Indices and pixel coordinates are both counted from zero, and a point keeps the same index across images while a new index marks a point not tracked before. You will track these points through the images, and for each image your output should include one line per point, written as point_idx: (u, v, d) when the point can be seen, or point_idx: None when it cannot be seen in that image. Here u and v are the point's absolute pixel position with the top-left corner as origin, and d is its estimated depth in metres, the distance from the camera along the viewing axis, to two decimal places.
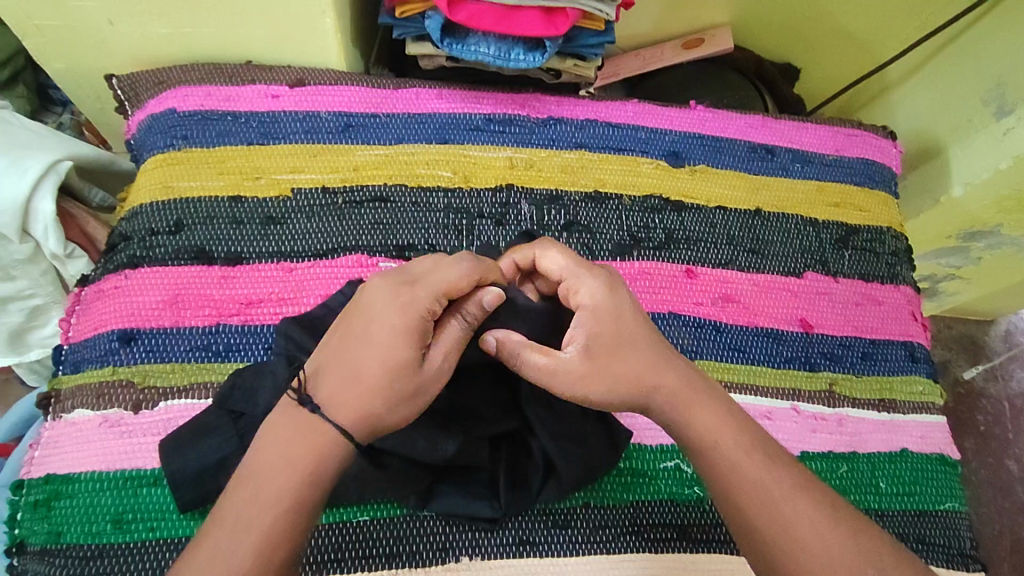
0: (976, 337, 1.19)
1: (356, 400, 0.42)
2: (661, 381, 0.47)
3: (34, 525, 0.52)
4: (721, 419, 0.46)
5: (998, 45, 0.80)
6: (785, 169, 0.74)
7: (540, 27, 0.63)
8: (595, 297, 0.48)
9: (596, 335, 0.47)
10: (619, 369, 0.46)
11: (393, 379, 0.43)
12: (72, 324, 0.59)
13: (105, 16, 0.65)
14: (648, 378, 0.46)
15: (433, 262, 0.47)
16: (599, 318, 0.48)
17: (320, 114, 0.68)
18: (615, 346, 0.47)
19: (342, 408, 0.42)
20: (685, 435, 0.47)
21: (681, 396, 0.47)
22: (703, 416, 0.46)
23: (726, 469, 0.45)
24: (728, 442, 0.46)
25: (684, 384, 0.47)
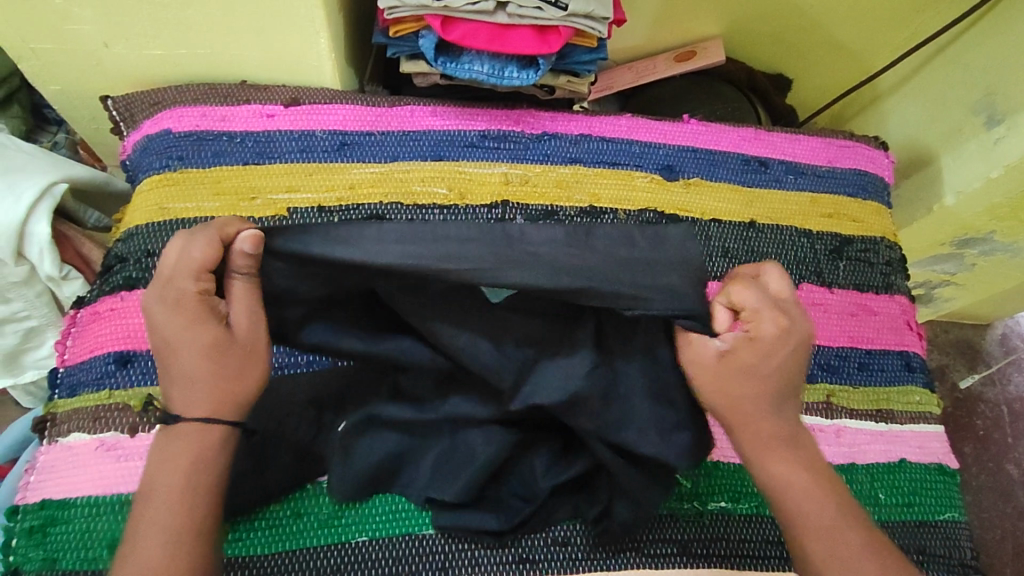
0: (973, 341, 1.19)
1: (207, 387, 0.45)
2: (756, 429, 0.47)
3: (29, 551, 0.51)
4: (798, 469, 0.47)
5: (988, 54, 0.81)
6: (777, 181, 0.74)
7: (532, 45, 0.64)
8: (766, 330, 0.46)
9: (737, 357, 0.46)
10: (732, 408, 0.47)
11: (224, 360, 0.45)
12: (68, 346, 0.59)
13: (100, 39, 0.65)
14: (759, 424, 0.47)
15: (173, 251, 0.46)
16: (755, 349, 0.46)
17: (315, 132, 0.68)
18: (748, 376, 0.46)
19: (200, 402, 0.45)
20: (762, 480, 0.47)
21: (766, 447, 0.47)
22: (784, 466, 0.46)
23: (795, 516, 0.46)
24: (806, 492, 0.46)
25: (777, 434, 0.47)
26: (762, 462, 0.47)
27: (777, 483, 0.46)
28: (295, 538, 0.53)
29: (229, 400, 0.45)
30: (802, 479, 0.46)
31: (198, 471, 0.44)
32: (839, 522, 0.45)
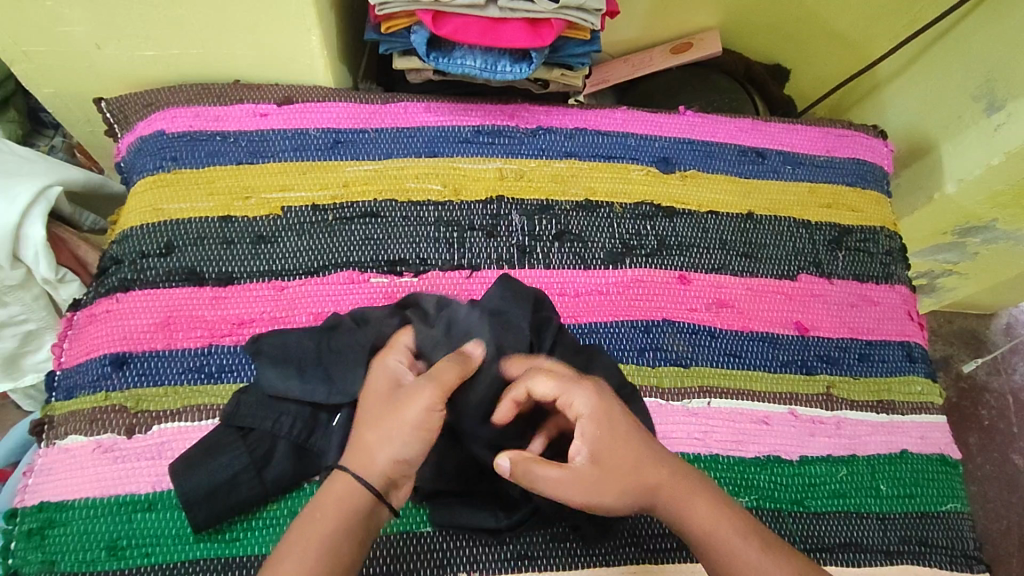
0: (977, 331, 1.19)
1: (365, 444, 0.43)
2: (661, 481, 0.45)
3: (28, 553, 0.51)
4: (716, 507, 0.45)
5: (988, 40, 0.80)
6: (775, 171, 0.74)
7: (524, 38, 0.63)
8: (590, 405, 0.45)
9: (598, 451, 0.44)
10: (613, 481, 0.44)
11: (384, 420, 0.44)
12: (65, 349, 0.59)
13: (92, 40, 0.65)
14: (650, 480, 0.45)
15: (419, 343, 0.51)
16: (600, 426, 0.45)
17: (308, 130, 0.68)
18: (620, 450, 0.45)
19: (357, 453, 0.43)
20: (685, 528, 0.45)
21: (679, 492, 0.45)
22: (697, 511, 0.45)
23: (726, 561, 0.43)
24: (729, 530, 0.44)
25: (682, 475, 0.46)
26: (676, 510, 0.45)
27: (697, 533, 0.45)
28: None
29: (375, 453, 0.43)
30: (720, 526, 0.44)
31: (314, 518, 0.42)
32: (765, 558, 0.43)
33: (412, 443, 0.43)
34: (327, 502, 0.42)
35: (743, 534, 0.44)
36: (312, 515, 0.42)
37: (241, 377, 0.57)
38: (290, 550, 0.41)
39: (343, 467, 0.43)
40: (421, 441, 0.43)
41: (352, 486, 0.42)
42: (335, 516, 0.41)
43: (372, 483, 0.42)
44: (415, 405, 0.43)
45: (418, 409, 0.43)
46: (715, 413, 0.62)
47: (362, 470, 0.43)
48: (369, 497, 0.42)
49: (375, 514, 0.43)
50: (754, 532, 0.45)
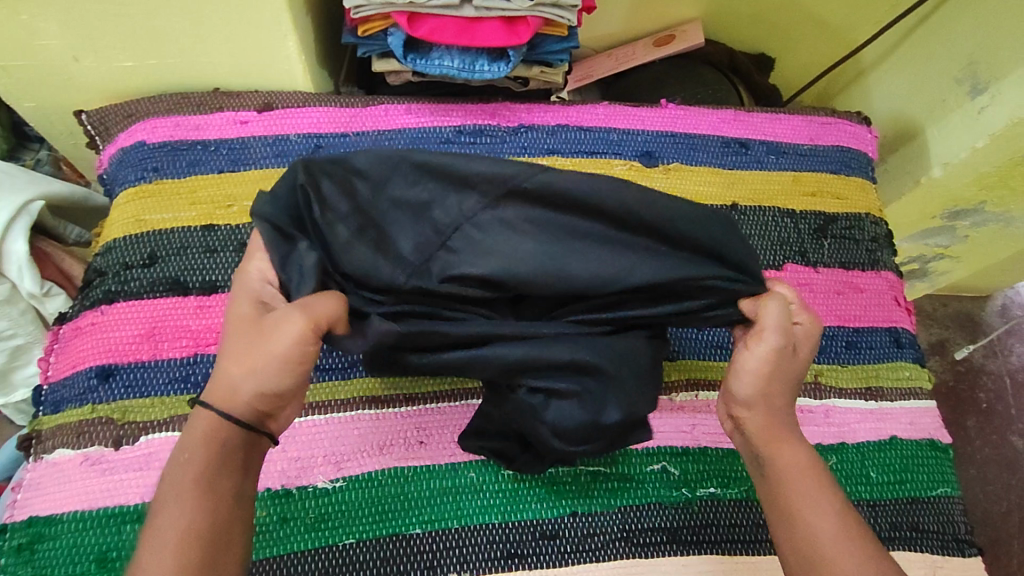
0: (972, 313, 1.19)
1: (229, 379, 0.43)
2: (776, 418, 0.48)
3: (18, 569, 0.51)
4: (801, 459, 0.47)
5: (969, 23, 0.80)
6: (759, 162, 0.74)
7: (501, 37, 0.63)
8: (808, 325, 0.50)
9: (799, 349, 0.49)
10: (778, 384, 0.48)
11: (252, 358, 0.42)
12: (51, 363, 0.59)
13: (69, 53, 0.65)
14: (775, 409, 0.49)
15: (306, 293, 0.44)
16: (808, 337, 0.50)
17: (289, 136, 0.68)
18: (795, 368, 0.49)
19: (221, 386, 0.43)
20: (767, 461, 0.48)
21: (776, 435, 0.48)
22: (795, 455, 0.47)
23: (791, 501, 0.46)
24: (805, 483, 0.46)
25: (786, 426, 0.49)
26: (769, 447, 0.48)
27: (780, 470, 0.47)
28: (282, 543, 0.53)
29: (240, 387, 0.42)
30: (802, 473, 0.47)
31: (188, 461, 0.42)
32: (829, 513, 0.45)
33: (278, 375, 0.42)
34: (193, 444, 0.42)
35: (818, 487, 0.46)
36: (180, 462, 0.42)
37: None
38: (165, 503, 0.41)
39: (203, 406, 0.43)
40: (286, 373, 0.43)
41: (215, 424, 0.43)
42: (203, 457, 0.42)
43: (240, 417, 0.43)
44: (284, 340, 0.42)
45: (285, 346, 0.42)
46: (705, 407, 0.62)
47: (221, 404, 0.43)
48: (239, 431, 0.43)
49: (252, 445, 0.44)
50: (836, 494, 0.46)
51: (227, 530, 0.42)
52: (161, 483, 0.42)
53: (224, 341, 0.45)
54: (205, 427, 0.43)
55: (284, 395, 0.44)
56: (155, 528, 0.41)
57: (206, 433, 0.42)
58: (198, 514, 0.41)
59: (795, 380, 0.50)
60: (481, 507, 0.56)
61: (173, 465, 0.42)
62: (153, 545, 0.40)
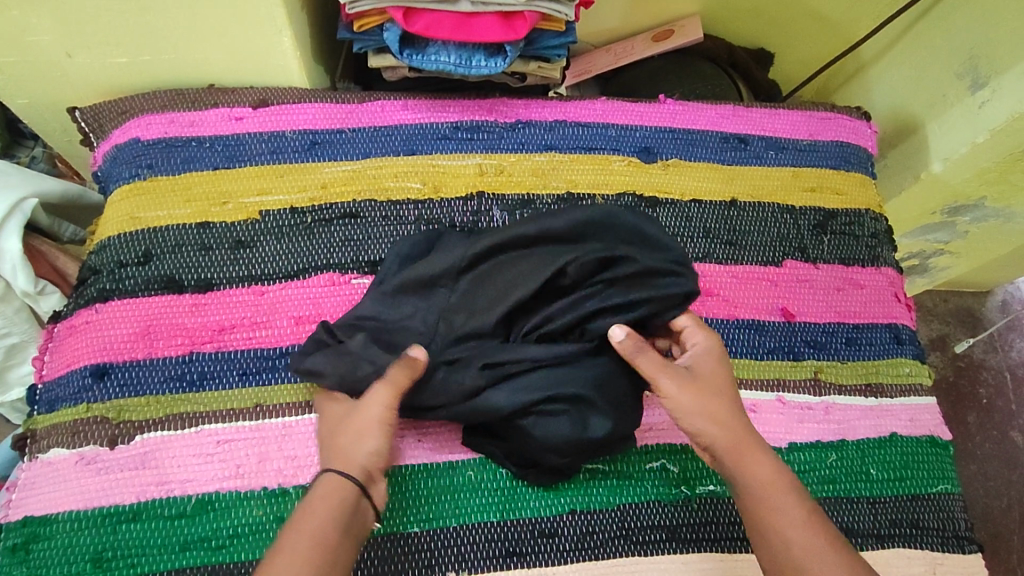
0: (972, 309, 1.18)
1: (342, 451, 0.51)
2: (731, 439, 0.51)
3: (12, 569, 0.51)
4: (771, 469, 0.50)
5: (968, 17, 0.79)
6: (758, 157, 0.73)
7: (498, 32, 0.63)
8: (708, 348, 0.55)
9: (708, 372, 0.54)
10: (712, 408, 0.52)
11: (357, 429, 0.51)
12: (46, 362, 0.59)
13: (62, 49, 0.64)
14: (722, 433, 0.51)
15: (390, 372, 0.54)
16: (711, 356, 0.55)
17: (285, 133, 0.67)
18: (717, 389, 0.53)
19: (336, 457, 0.50)
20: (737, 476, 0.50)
21: (741, 450, 0.51)
22: (761, 468, 0.50)
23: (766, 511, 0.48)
24: (777, 491, 0.49)
25: (749, 440, 0.51)
26: (738, 461, 0.50)
27: (753, 483, 0.50)
28: None
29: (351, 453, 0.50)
30: (773, 482, 0.49)
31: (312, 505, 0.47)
32: (802, 520, 0.48)
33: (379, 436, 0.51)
34: (317, 494, 0.48)
35: (791, 496, 0.49)
36: (308, 506, 0.47)
37: (274, 374, 0.58)
38: (281, 549, 0.44)
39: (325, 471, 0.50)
40: (386, 434, 0.51)
41: (337, 482, 0.49)
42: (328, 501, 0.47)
43: (351, 477, 0.49)
44: (378, 406, 0.51)
45: (381, 410, 0.51)
46: None
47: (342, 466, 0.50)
48: (351, 492, 0.48)
49: (359, 510, 0.48)
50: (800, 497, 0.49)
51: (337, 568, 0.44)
52: (282, 533, 0.46)
53: (333, 428, 0.53)
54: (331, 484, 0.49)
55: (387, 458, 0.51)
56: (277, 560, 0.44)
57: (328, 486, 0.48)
58: (308, 560, 0.44)
59: (729, 400, 0.53)
60: (479, 506, 0.55)
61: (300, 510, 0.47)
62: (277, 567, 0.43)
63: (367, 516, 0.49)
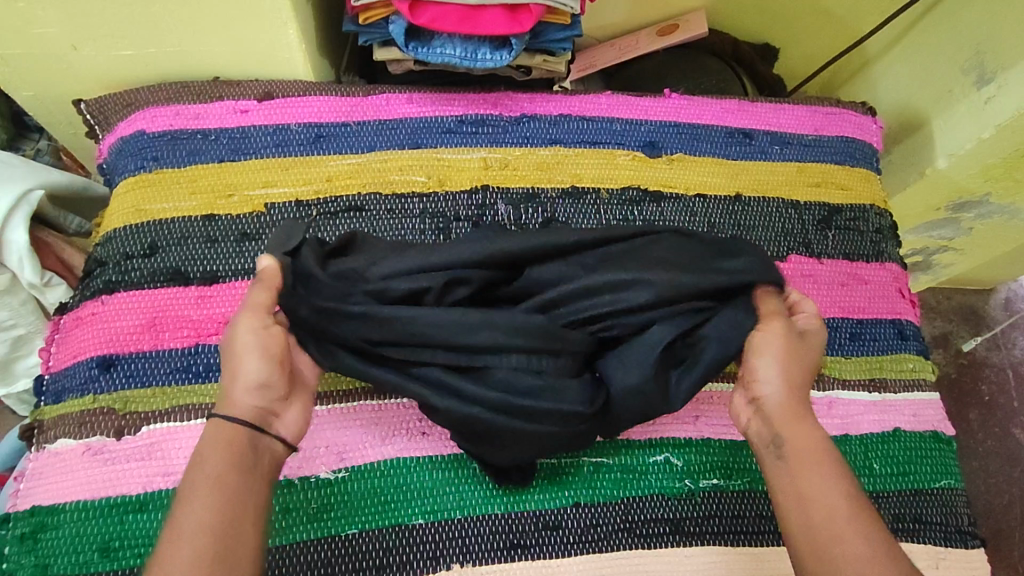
0: (976, 307, 1.18)
1: (224, 391, 0.48)
2: (794, 398, 0.51)
3: (21, 557, 0.51)
4: (811, 435, 0.49)
5: (975, 13, 0.79)
6: (763, 152, 0.73)
7: (503, 25, 0.63)
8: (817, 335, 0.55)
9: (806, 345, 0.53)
10: (792, 365, 0.52)
11: (230, 362, 0.48)
12: (52, 353, 0.59)
13: (68, 41, 0.64)
14: (787, 390, 0.51)
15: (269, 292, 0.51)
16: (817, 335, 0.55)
17: (290, 126, 0.67)
18: (804, 358, 0.53)
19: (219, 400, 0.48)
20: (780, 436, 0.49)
21: (794, 412, 0.50)
22: (808, 437, 0.49)
23: (800, 476, 0.47)
24: (815, 457, 0.48)
25: (804, 408, 0.51)
26: (785, 421, 0.50)
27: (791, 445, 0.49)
28: (284, 534, 0.53)
29: (232, 390, 0.47)
30: (814, 448, 0.48)
31: (206, 463, 0.44)
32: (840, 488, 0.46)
33: (261, 365, 0.48)
34: (210, 448, 0.45)
35: (827, 464, 0.47)
36: (199, 462, 0.44)
37: None
38: (185, 500, 0.42)
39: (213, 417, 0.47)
40: (266, 358, 0.48)
41: (226, 427, 0.46)
42: (219, 455, 0.44)
43: (241, 415, 0.47)
44: (248, 330, 0.48)
45: (253, 334, 0.48)
46: (708, 399, 0.61)
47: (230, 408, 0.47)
48: (246, 427, 0.46)
49: (260, 443, 0.47)
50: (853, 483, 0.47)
51: (238, 521, 0.42)
52: (182, 483, 0.44)
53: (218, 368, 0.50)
54: (226, 433, 0.46)
55: (271, 382, 0.48)
56: (179, 527, 0.41)
57: (220, 439, 0.45)
58: (220, 503, 0.42)
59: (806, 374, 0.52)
60: (484, 498, 0.56)
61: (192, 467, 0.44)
62: (176, 537, 0.41)
63: (272, 447, 0.48)
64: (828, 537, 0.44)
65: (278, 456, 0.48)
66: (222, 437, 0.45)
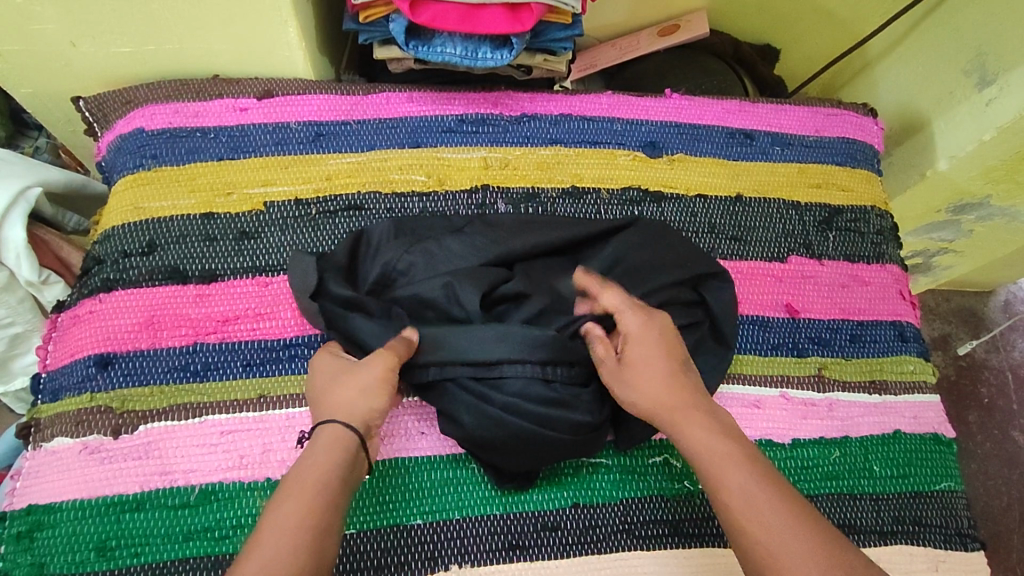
0: (975, 308, 1.18)
1: (343, 396, 0.48)
2: (674, 402, 0.50)
3: (17, 556, 0.51)
4: (711, 435, 0.49)
5: (977, 15, 0.79)
6: (764, 153, 0.73)
7: (504, 25, 0.63)
8: (635, 326, 0.52)
9: (633, 349, 0.52)
10: (648, 373, 0.51)
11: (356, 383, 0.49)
12: (50, 351, 0.59)
13: (66, 38, 0.64)
14: (663, 401, 0.50)
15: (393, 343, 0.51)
16: (634, 317, 0.52)
17: (290, 124, 0.67)
18: (655, 357, 0.51)
19: (334, 411, 0.48)
20: (680, 445, 0.49)
21: (679, 417, 0.50)
22: (699, 437, 0.49)
23: (713, 480, 0.47)
24: (722, 456, 0.48)
25: (691, 407, 0.50)
26: (677, 429, 0.49)
27: (693, 453, 0.49)
28: None
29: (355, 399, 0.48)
30: (716, 450, 0.48)
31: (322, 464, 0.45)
32: (752, 484, 0.46)
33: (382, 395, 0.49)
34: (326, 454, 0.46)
35: (735, 461, 0.47)
36: (314, 464, 0.45)
37: (279, 367, 0.58)
38: (293, 492, 0.44)
39: (331, 424, 0.47)
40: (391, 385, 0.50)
41: (342, 439, 0.47)
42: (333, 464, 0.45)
43: (355, 423, 0.47)
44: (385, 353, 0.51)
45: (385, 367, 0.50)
46: None
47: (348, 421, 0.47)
48: (355, 436, 0.47)
49: (360, 457, 0.47)
50: (754, 465, 0.47)
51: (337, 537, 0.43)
52: (289, 475, 0.45)
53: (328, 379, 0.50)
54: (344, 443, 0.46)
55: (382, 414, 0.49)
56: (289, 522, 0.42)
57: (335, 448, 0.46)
58: (322, 500, 0.43)
59: (673, 364, 0.51)
60: (482, 498, 0.55)
61: (305, 468, 0.45)
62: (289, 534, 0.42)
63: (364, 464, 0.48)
64: (739, 534, 0.45)
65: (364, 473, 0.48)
66: (335, 443, 0.46)
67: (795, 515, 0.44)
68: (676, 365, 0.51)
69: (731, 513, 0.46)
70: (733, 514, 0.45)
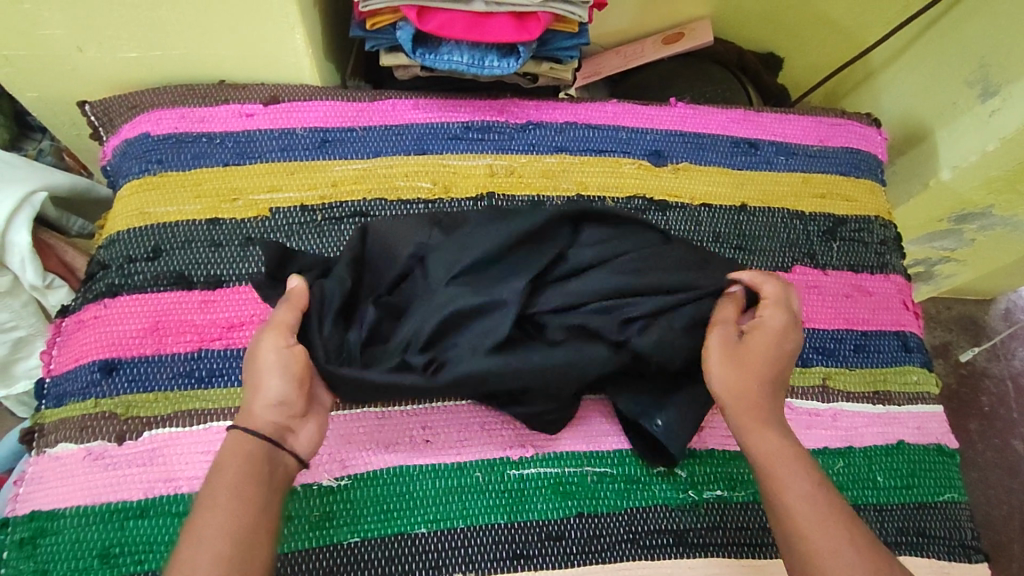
0: (976, 317, 1.18)
1: (245, 405, 0.48)
2: (758, 404, 0.51)
3: (19, 563, 0.51)
4: (780, 442, 0.50)
5: (980, 26, 0.79)
6: (769, 162, 0.73)
7: (511, 33, 0.63)
8: (774, 322, 0.54)
9: (753, 342, 0.53)
10: (752, 368, 0.52)
11: (253, 379, 0.49)
12: (54, 356, 0.59)
13: (74, 42, 0.64)
14: (755, 398, 0.51)
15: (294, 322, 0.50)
16: (775, 315, 0.54)
17: (296, 130, 0.67)
18: (765, 357, 0.53)
19: (242, 413, 0.48)
20: (749, 446, 0.50)
21: (756, 420, 0.51)
22: (768, 441, 0.50)
23: (778, 486, 0.48)
24: (787, 465, 0.49)
25: (764, 413, 0.51)
26: (750, 430, 0.51)
27: (761, 456, 0.49)
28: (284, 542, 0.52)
29: (253, 408, 0.48)
30: (782, 457, 0.49)
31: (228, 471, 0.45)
32: (814, 494, 0.47)
33: (285, 381, 0.49)
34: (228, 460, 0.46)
35: (800, 471, 0.48)
36: (219, 471, 0.46)
37: None
38: (204, 506, 0.44)
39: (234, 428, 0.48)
40: (288, 377, 0.49)
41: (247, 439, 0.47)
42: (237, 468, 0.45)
43: (259, 431, 0.47)
44: (270, 348, 0.49)
45: (275, 351, 0.49)
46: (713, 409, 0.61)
47: (251, 421, 0.48)
48: (263, 444, 0.47)
49: (277, 461, 0.47)
50: (816, 477, 0.48)
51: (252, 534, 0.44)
52: (200, 495, 0.45)
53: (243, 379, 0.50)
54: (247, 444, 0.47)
55: (291, 402, 0.49)
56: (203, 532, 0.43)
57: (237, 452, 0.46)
58: (235, 514, 0.44)
59: (773, 372, 0.53)
60: (487, 507, 0.55)
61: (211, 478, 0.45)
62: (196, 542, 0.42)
63: (287, 463, 0.48)
64: (797, 538, 0.46)
65: (292, 472, 0.48)
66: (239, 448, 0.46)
67: (851, 530, 0.46)
68: (776, 373, 0.53)
69: (791, 518, 0.47)
70: (794, 520, 0.46)
